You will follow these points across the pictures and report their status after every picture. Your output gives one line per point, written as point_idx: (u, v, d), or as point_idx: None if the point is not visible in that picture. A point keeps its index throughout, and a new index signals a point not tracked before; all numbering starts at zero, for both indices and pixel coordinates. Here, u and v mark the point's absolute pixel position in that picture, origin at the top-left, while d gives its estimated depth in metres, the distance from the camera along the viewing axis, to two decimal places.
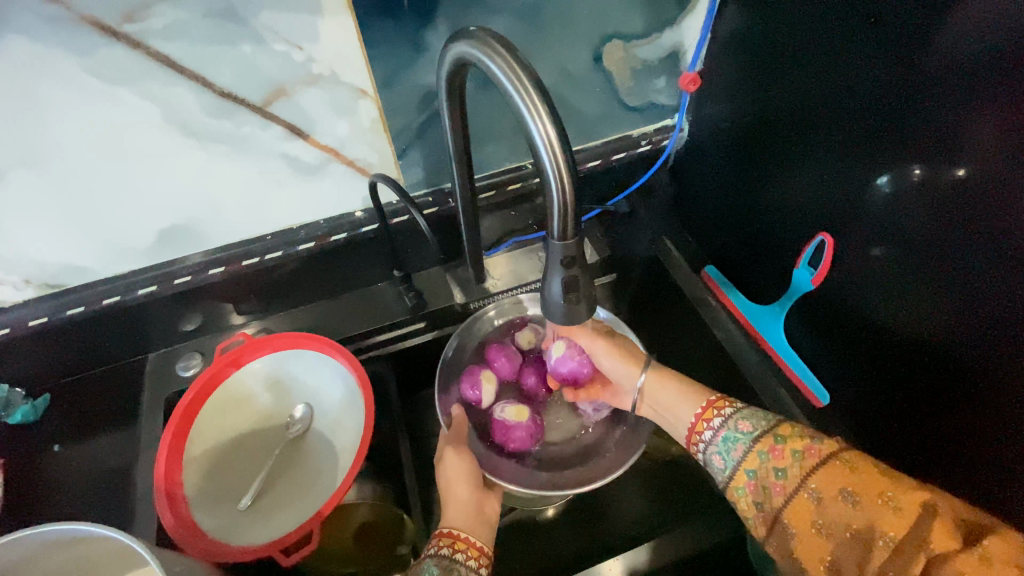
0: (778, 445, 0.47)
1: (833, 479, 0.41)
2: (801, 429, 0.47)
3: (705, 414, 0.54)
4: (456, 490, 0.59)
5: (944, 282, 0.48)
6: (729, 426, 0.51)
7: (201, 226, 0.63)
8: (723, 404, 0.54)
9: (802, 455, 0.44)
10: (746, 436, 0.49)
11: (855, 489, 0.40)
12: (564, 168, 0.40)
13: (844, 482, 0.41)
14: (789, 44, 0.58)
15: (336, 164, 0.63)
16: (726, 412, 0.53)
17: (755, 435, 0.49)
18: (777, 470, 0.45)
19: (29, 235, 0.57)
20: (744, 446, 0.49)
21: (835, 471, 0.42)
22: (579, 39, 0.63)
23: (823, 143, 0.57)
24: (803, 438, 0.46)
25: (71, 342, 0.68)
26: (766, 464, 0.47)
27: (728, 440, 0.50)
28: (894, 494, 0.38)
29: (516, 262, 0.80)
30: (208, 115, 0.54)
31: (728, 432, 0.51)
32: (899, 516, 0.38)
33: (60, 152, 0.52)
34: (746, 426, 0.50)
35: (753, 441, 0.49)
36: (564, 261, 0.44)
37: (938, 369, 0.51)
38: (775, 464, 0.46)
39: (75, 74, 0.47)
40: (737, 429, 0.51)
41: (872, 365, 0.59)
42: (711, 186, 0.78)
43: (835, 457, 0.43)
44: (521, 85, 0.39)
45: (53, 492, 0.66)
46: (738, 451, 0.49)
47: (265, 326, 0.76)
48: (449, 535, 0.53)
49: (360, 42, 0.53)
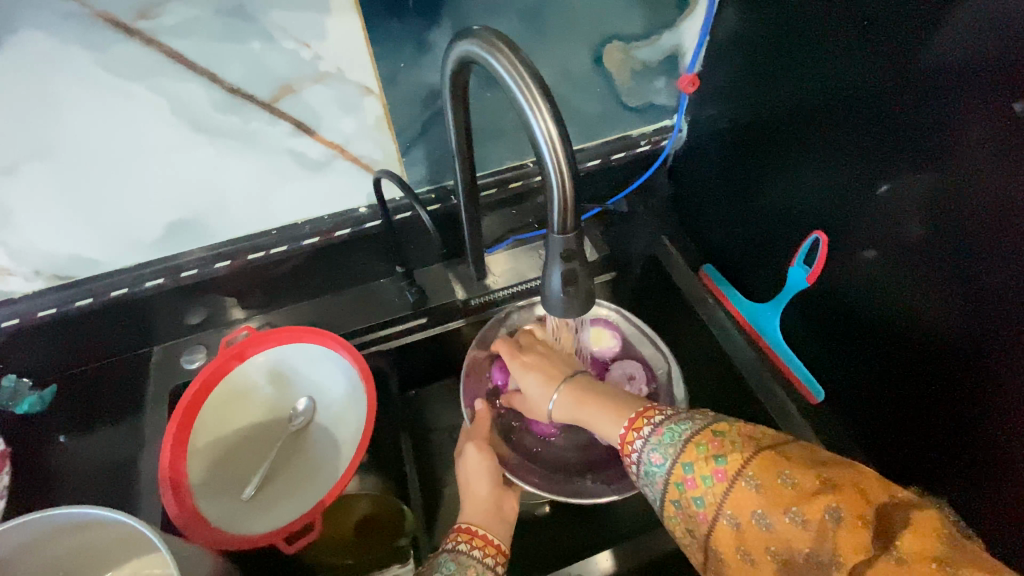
0: (688, 474, 0.41)
1: (744, 504, 0.38)
2: (703, 446, 0.41)
3: (631, 429, 0.47)
4: (476, 488, 0.60)
5: (934, 284, 0.50)
6: (645, 457, 0.45)
7: (209, 220, 0.65)
8: (643, 421, 0.47)
9: (711, 482, 0.40)
10: (661, 468, 0.43)
11: (767, 513, 0.37)
12: (564, 163, 0.41)
13: (755, 505, 0.37)
14: (785, 46, 0.59)
15: (341, 160, 0.64)
16: (638, 442, 0.46)
17: (667, 465, 0.43)
18: (695, 500, 0.41)
19: (40, 227, 0.58)
20: (662, 479, 0.43)
21: (744, 495, 0.38)
22: (581, 40, 0.64)
23: (816, 142, 0.59)
24: (709, 460, 0.40)
25: (79, 334, 0.69)
26: (684, 494, 0.41)
27: (648, 474, 0.44)
28: (800, 508, 0.36)
29: (516, 259, 0.80)
30: (217, 111, 0.55)
31: (646, 465, 0.44)
32: (805, 530, 0.35)
33: (72, 145, 0.53)
34: (657, 457, 0.44)
35: (668, 472, 0.43)
36: (563, 254, 0.45)
37: (931, 371, 0.52)
38: (691, 494, 0.41)
39: (90, 69, 0.48)
40: (652, 460, 0.44)
41: (865, 366, 0.61)
42: (710, 186, 0.79)
43: (741, 481, 0.38)
44: (524, 83, 0.40)
45: (60, 480, 0.67)
46: (658, 484, 0.43)
47: (269, 320, 0.77)
48: (467, 530, 0.55)
49: (367, 41, 0.55)
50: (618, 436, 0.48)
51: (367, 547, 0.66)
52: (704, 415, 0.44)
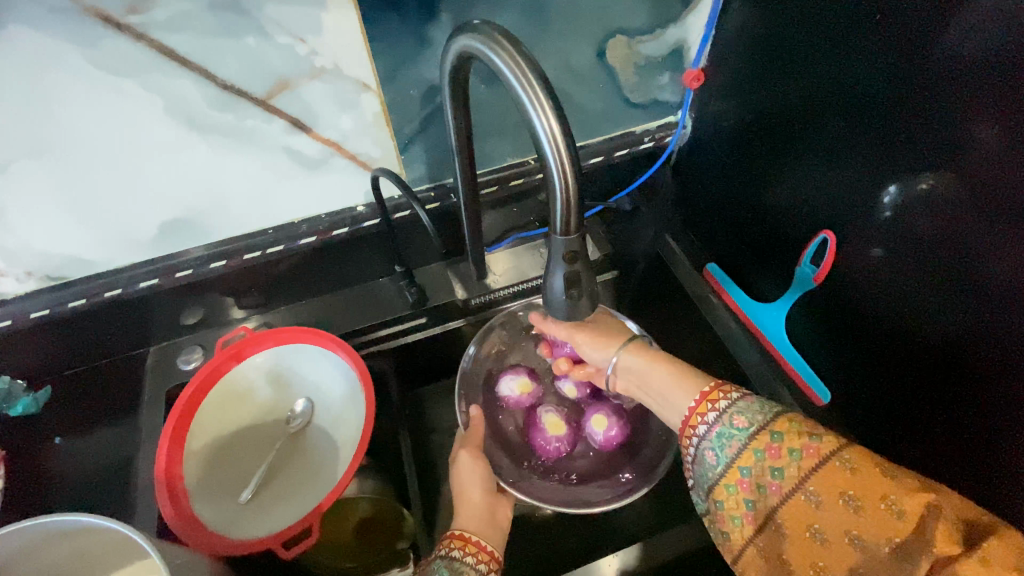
0: (775, 444, 0.42)
1: (833, 483, 0.38)
2: (798, 423, 0.42)
3: (707, 399, 0.49)
4: (470, 492, 0.60)
5: (940, 289, 0.49)
6: (724, 421, 0.46)
7: (204, 219, 0.63)
8: (718, 395, 0.49)
9: (800, 455, 0.40)
10: (741, 433, 0.45)
11: (859, 495, 0.37)
12: (567, 162, 0.40)
13: (847, 487, 0.38)
14: (793, 40, 0.58)
15: (339, 157, 0.63)
16: (720, 404, 0.48)
17: (750, 431, 0.44)
18: (773, 470, 0.42)
19: (32, 227, 0.57)
20: (739, 442, 0.44)
21: (835, 475, 0.38)
22: (583, 34, 0.62)
23: (823, 140, 0.57)
24: (801, 435, 0.41)
25: (73, 335, 0.68)
26: (762, 463, 0.43)
27: (723, 436, 0.46)
28: (897, 498, 0.36)
29: (517, 258, 0.79)
30: (211, 107, 0.53)
31: (723, 427, 0.46)
32: (901, 521, 0.35)
33: (62, 143, 0.51)
34: (741, 421, 0.45)
35: (749, 438, 0.44)
36: (567, 256, 0.44)
37: (937, 376, 0.51)
38: (772, 463, 0.42)
39: (79, 65, 0.47)
40: (732, 424, 0.46)
41: (872, 364, 0.59)
42: (714, 183, 0.78)
43: (836, 459, 0.39)
44: (525, 78, 0.39)
45: (56, 484, 0.66)
46: (732, 448, 0.45)
47: (267, 320, 0.76)
48: (460, 536, 0.54)
49: (364, 36, 0.53)
50: (688, 409, 0.51)
51: (367, 551, 0.66)
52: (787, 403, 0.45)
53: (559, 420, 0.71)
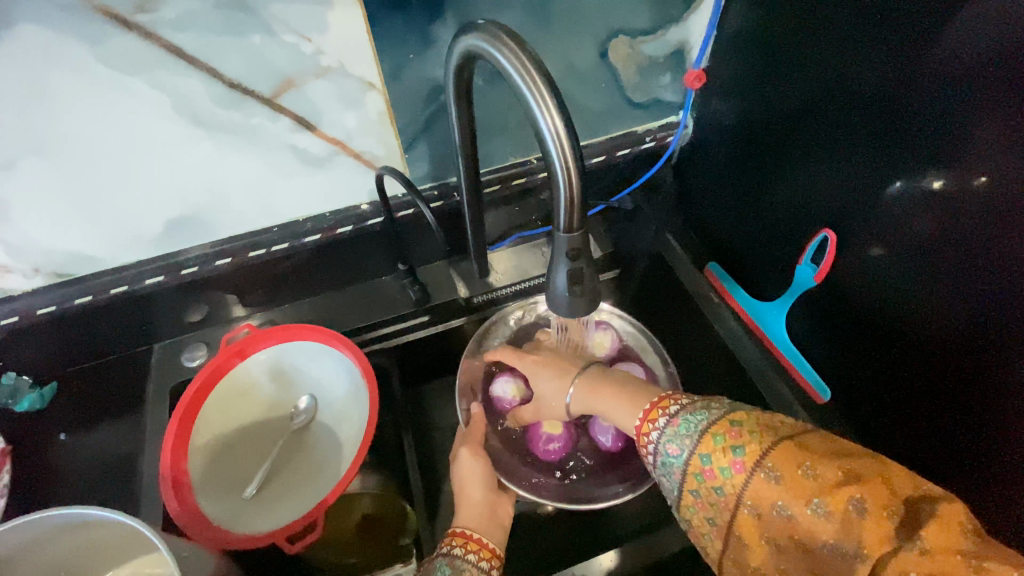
0: (707, 466, 0.41)
1: (764, 495, 0.38)
2: (721, 437, 0.41)
3: (650, 415, 0.47)
4: (471, 492, 0.60)
5: (939, 290, 0.49)
6: (661, 450, 0.45)
7: (209, 217, 0.64)
8: (663, 406, 0.47)
9: (730, 472, 0.40)
10: (678, 459, 0.43)
11: (789, 504, 0.37)
12: (570, 160, 0.40)
13: (776, 497, 0.38)
14: (793, 41, 0.58)
15: (343, 156, 0.63)
16: (660, 425, 0.46)
17: (684, 457, 0.43)
18: (715, 489, 0.41)
19: (39, 224, 0.58)
20: (679, 469, 0.43)
21: (764, 487, 0.38)
22: (586, 34, 0.63)
23: (825, 140, 0.58)
24: (726, 451, 0.40)
25: (78, 332, 0.68)
26: (704, 484, 0.42)
27: (665, 465, 0.44)
28: (821, 500, 0.36)
29: (519, 257, 0.80)
30: (218, 105, 0.54)
31: (663, 456, 0.44)
32: (830, 522, 0.36)
33: (70, 140, 0.52)
34: (674, 448, 0.44)
35: (685, 464, 0.43)
36: (569, 253, 0.44)
37: (937, 376, 0.52)
38: (711, 483, 0.41)
39: (88, 63, 0.48)
40: (668, 453, 0.44)
41: (869, 360, 0.60)
42: (716, 182, 0.78)
43: (761, 472, 0.38)
44: (529, 76, 0.39)
45: (62, 478, 0.67)
46: (676, 474, 0.43)
47: (270, 317, 0.77)
48: (461, 534, 0.55)
49: (370, 34, 0.54)
50: (635, 425, 0.49)
51: (371, 546, 0.66)
52: (720, 403, 0.44)
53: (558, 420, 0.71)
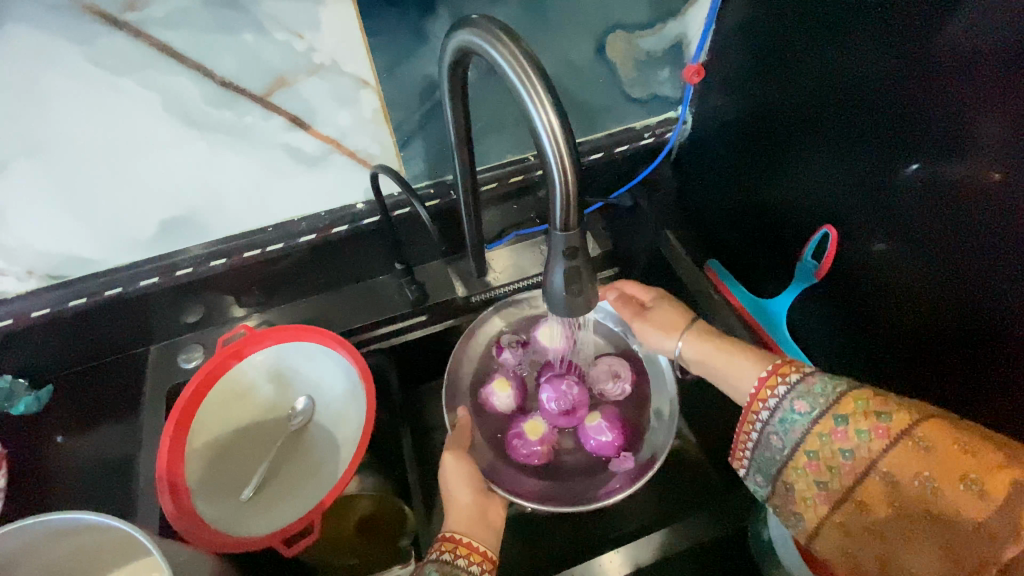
0: (841, 426, 0.43)
1: (908, 463, 0.38)
2: (866, 402, 0.42)
3: (780, 370, 0.49)
4: (458, 494, 0.59)
5: (966, 287, 0.47)
6: (785, 406, 0.47)
7: (205, 218, 0.63)
8: (788, 369, 0.49)
9: (869, 435, 0.41)
10: (804, 416, 0.45)
11: (933, 475, 0.37)
12: (567, 157, 0.39)
13: (921, 466, 0.38)
14: (793, 34, 0.57)
15: (338, 155, 0.63)
16: (780, 390, 0.48)
17: (813, 415, 0.45)
18: (844, 451, 0.42)
19: (33, 226, 0.57)
20: (802, 427, 0.45)
21: (912, 454, 0.38)
22: (581, 29, 0.62)
23: (823, 136, 0.57)
24: (870, 415, 0.41)
25: (74, 335, 0.68)
26: (829, 446, 0.43)
27: (786, 421, 0.47)
28: (978, 476, 0.35)
29: (517, 255, 0.80)
30: (209, 105, 0.53)
31: (785, 413, 0.47)
32: (985, 500, 0.35)
33: (62, 142, 0.52)
34: (803, 406, 0.46)
35: (812, 421, 0.45)
36: (566, 252, 0.44)
37: (943, 371, 0.51)
38: (839, 445, 0.43)
39: (76, 63, 0.47)
40: (794, 408, 0.46)
41: (875, 365, 0.59)
42: (715, 178, 0.77)
43: (909, 439, 0.39)
44: (525, 74, 0.39)
45: (59, 482, 0.67)
46: (797, 432, 0.46)
47: (268, 318, 0.77)
48: (451, 539, 0.53)
49: (362, 31, 0.53)
50: (758, 379, 0.51)
51: (369, 547, 0.65)
52: None
53: (542, 425, 0.71)
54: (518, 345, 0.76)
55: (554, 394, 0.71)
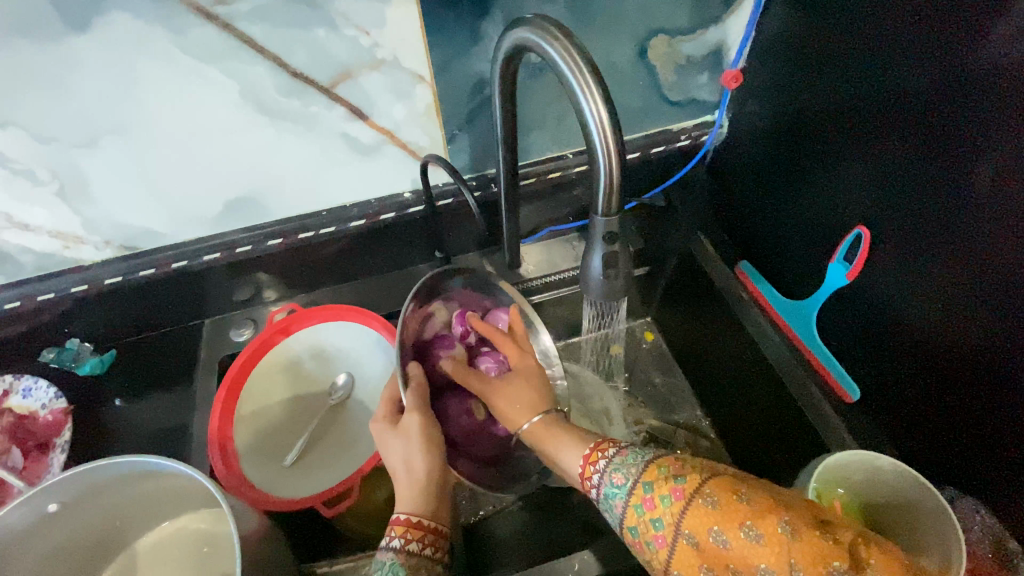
0: (648, 495, 0.43)
1: (700, 521, 0.40)
2: (665, 469, 0.44)
3: (593, 454, 0.50)
4: (418, 468, 0.54)
5: (978, 301, 0.50)
6: (606, 480, 0.47)
7: (265, 199, 0.68)
8: (604, 445, 0.50)
9: (670, 500, 0.42)
10: (621, 490, 0.46)
11: (723, 529, 0.39)
12: (613, 145, 0.42)
13: (712, 522, 0.39)
14: (833, 41, 0.59)
15: (391, 145, 0.67)
16: (604, 460, 0.49)
17: (628, 486, 0.45)
18: (654, 522, 0.42)
19: (114, 199, 0.63)
20: (622, 501, 0.45)
21: (701, 513, 0.40)
22: (625, 34, 0.65)
23: (858, 141, 0.59)
24: (669, 480, 0.43)
25: (138, 304, 0.73)
26: (643, 519, 0.43)
27: (609, 496, 0.46)
28: (752, 522, 0.38)
29: (550, 250, 0.84)
30: (280, 93, 0.58)
31: (607, 488, 0.47)
32: (765, 545, 0.38)
33: (147, 122, 0.57)
34: (618, 478, 0.46)
35: (628, 494, 0.45)
36: (606, 236, 0.46)
37: (959, 378, 0.53)
38: (651, 515, 0.43)
39: (168, 50, 0.52)
40: (613, 482, 0.46)
41: (893, 370, 0.61)
42: (748, 182, 0.79)
43: (698, 498, 0.41)
44: (576, 67, 0.42)
45: (117, 439, 0.72)
46: (619, 507, 0.45)
47: (313, 298, 0.81)
48: (417, 524, 0.51)
49: (423, 30, 0.57)
50: (579, 464, 0.51)
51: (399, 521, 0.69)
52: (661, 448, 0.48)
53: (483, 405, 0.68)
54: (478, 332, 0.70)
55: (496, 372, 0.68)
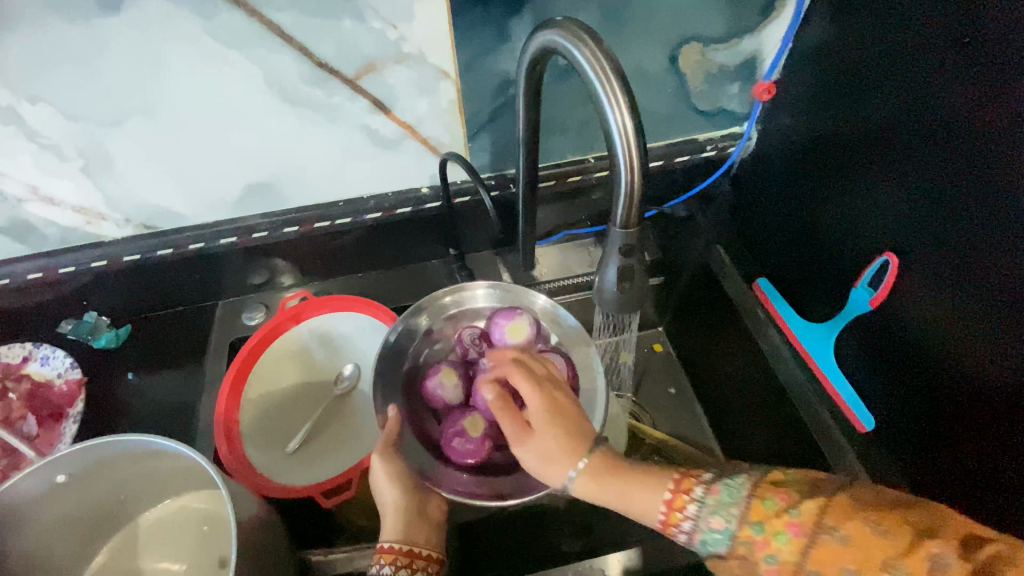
0: (759, 537, 0.37)
1: (830, 560, 0.34)
2: (772, 502, 0.37)
3: (681, 486, 0.41)
4: (390, 496, 0.54)
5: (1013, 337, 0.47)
6: (702, 525, 0.39)
7: (284, 187, 0.68)
8: (690, 482, 0.41)
9: (786, 539, 0.36)
10: (723, 533, 0.38)
11: (860, 569, 0.33)
12: (636, 156, 0.41)
13: (849, 560, 0.34)
14: (872, 59, 0.57)
15: (411, 140, 0.66)
16: (689, 509, 0.40)
17: (731, 528, 0.38)
18: (767, 559, 0.37)
19: (136, 178, 0.63)
20: (725, 543, 0.38)
21: (831, 551, 0.34)
22: (658, 40, 0.64)
23: (889, 165, 0.57)
24: (781, 516, 0.37)
25: (155, 282, 0.74)
26: (752, 552, 0.37)
27: (708, 543, 0.39)
28: (895, 564, 0.32)
29: (565, 254, 0.84)
30: (304, 83, 0.58)
31: (705, 533, 0.39)
32: None
33: (172, 105, 0.57)
34: (718, 521, 0.39)
35: (733, 535, 0.38)
36: (622, 249, 0.45)
37: (982, 417, 0.51)
38: (762, 553, 0.37)
39: (197, 35, 0.52)
40: (711, 527, 0.39)
41: (907, 405, 0.59)
42: (768, 199, 0.77)
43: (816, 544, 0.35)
44: (603, 73, 0.41)
45: (126, 413, 0.73)
46: (721, 550, 0.39)
47: (326, 287, 0.81)
48: (393, 551, 0.52)
49: (450, 25, 0.56)
50: (658, 513, 0.41)
51: None
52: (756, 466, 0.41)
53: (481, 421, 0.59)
54: (485, 342, 0.63)
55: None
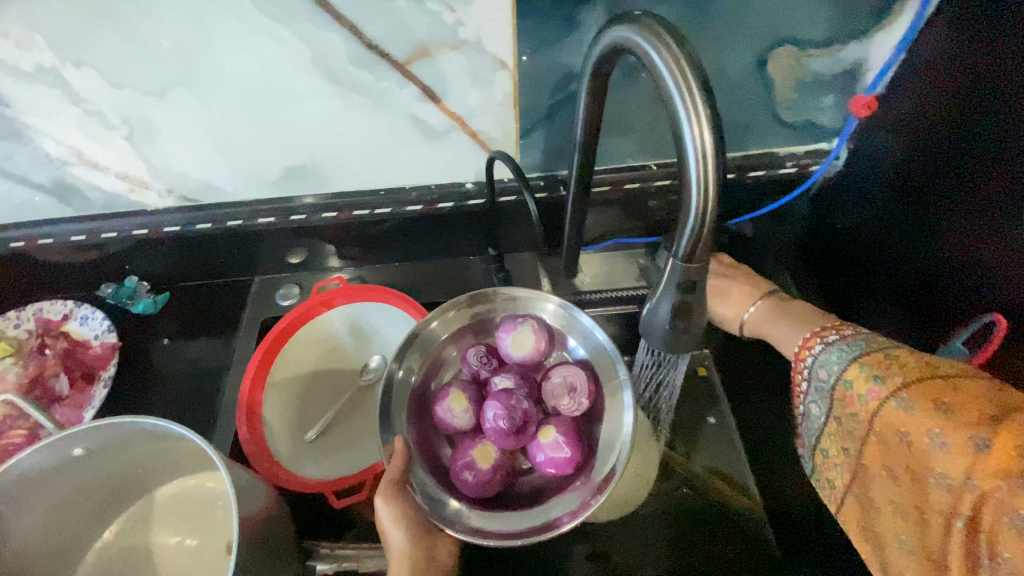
0: (863, 372, 0.45)
1: (929, 393, 0.40)
2: (897, 358, 0.44)
3: (818, 333, 0.51)
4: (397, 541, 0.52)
5: None
6: (830, 350, 0.49)
7: (325, 170, 0.66)
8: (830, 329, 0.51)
9: (882, 380, 0.43)
10: (842, 360, 0.47)
11: (948, 432, 0.38)
12: (711, 182, 0.35)
13: (937, 399, 0.40)
14: (993, 77, 0.48)
15: (459, 133, 0.62)
16: (830, 337, 0.50)
17: (859, 353, 0.46)
18: (873, 381, 0.44)
19: (177, 150, 0.62)
20: (842, 365, 0.46)
21: (930, 390, 0.40)
22: (746, 40, 0.56)
23: (996, 202, 0.49)
24: (885, 369, 0.44)
25: (193, 254, 0.74)
26: (863, 376, 0.44)
27: (825, 361, 0.48)
28: (951, 401, 0.39)
29: (612, 264, 0.78)
30: (352, 65, 0.54)
31: (826, 355, 0.49)
32: (951, 421, 0.39)
33: (216, 79, 0.55)
34: (848, 347, 0.47)
35: (851, 361, 0.46)
36: (682, 285, 0.40)
37: None
38: (861, 389, 0.44)
39: (245, 6, 0.49)
40: (844, 346, 0.48)
41: None
42: (848, 224, 0.69)
43: (893, 401, 0.42)
44: (682, 81, 0.35)
45: (156, 380, 0.73)
46: (835, 371, 0.47)
47: (360, 274, 0.79)
48: None
49: (513, 12, 0.51)
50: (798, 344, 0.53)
51: None
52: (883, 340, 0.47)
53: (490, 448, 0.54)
54: (493, 359, 0.59)
55: (528, 391, 0.57)
